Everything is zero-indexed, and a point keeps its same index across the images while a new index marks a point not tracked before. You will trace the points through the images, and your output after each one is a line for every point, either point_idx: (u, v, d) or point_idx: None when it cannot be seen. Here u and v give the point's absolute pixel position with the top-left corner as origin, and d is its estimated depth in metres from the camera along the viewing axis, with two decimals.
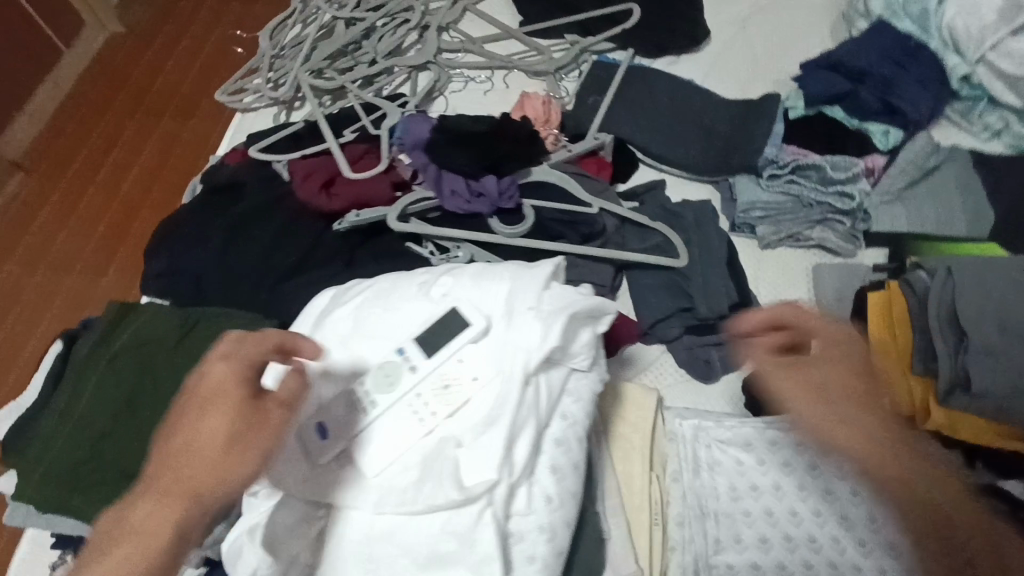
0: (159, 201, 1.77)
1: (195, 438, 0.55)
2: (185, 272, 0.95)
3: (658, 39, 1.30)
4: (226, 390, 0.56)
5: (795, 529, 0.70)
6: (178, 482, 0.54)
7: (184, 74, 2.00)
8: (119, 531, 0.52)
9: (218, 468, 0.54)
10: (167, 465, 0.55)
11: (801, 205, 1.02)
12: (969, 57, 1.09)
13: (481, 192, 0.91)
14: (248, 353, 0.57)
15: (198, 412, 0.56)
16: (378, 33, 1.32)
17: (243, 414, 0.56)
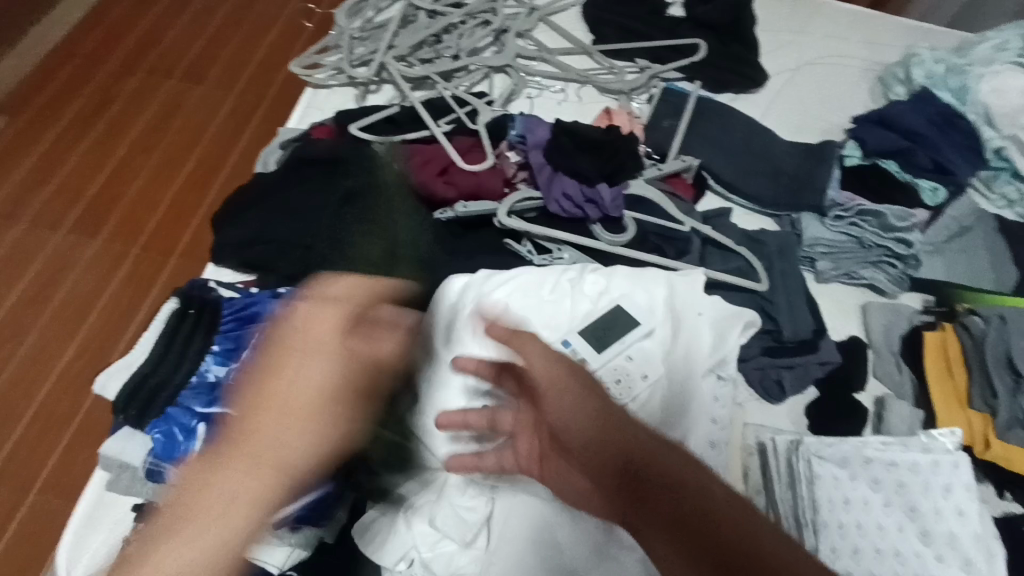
0: (166, 162, 1.68)
1: (286, 393, 0.59)
2: (277, 244, 0.92)
3: (722, 76, 1.38)
4: (329, 335, 0.61)
5: (883, 542, 0.74)
6: (273, 423, 0.57)
7: (208, 40, 1.92)
8: (207, 484, 0.54)
9: (315, 416, 0.59)
10: (255, 418, 0.58)
11: (860, 246, 1.10)
12: (1002, 132, 1.24)
13: (592, 199, 0.93)
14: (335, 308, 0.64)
15: (293, 357, 0.60)
16: (458, 30, 1.33)
17: (341, 364, 0.61)
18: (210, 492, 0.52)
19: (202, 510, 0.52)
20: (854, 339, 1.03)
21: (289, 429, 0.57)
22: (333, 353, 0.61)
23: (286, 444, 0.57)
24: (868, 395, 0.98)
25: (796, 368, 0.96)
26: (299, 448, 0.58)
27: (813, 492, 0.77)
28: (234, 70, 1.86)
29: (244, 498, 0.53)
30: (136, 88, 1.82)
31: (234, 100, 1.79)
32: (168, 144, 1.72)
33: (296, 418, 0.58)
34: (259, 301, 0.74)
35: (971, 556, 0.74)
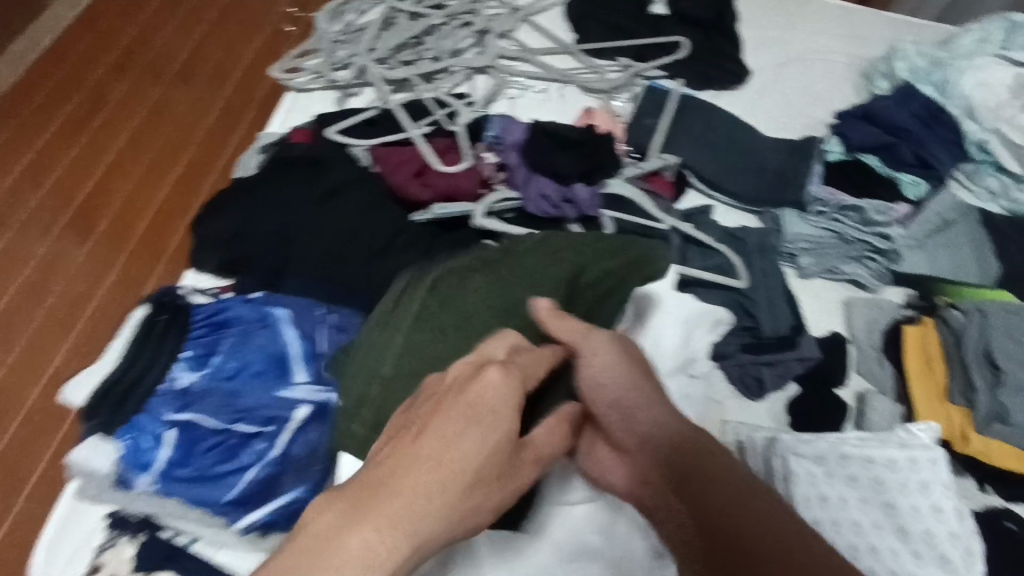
0: (153, 167, 1.68)
1: (453, 460, 0.53)
2: (254, 247, 0.91)
3: (706, 73, 1.38)
4: (511, 404, 0.57)
5: (859, 540, 0.74)
6: (431, 479, 0.51)
7: (195, 46, 1.93)
8: (345, 528, 0.47)
9: (469, 496, 0.53)
10: (395, 467, 0.51)
11: (842, 242, 1.10)
12: (985, 125, 1.23)
13: (569, 199, 0.94)
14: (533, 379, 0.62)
15: (457, 417, 0.55)
16: (439, 31, 1.33)
17: (512, 442, 0.56)
18: (343, 546, 0.46)
19: (332, 569, 0.45)
20: (835, 334, 1.02)
21: (443, 493, 0.51)
22: (508, 426, 0.56)
23: (433, 510, 0.50)
24: (849, 391, 0.98)
25: (776, 365, 0.96)
26: (445, 522, 0.51)
27: (789, 490, 0.77)
28: (220, 75, 1.85)
29: (379, 565, 0.47)
30: (124, 94, 1.82)
31: (220, 104, 1.80)
32: (155, 149, 1.71)
33: (451, 479, 0.52)
34: (232, 308, 0.76)
35: (947, 553, 0.74)
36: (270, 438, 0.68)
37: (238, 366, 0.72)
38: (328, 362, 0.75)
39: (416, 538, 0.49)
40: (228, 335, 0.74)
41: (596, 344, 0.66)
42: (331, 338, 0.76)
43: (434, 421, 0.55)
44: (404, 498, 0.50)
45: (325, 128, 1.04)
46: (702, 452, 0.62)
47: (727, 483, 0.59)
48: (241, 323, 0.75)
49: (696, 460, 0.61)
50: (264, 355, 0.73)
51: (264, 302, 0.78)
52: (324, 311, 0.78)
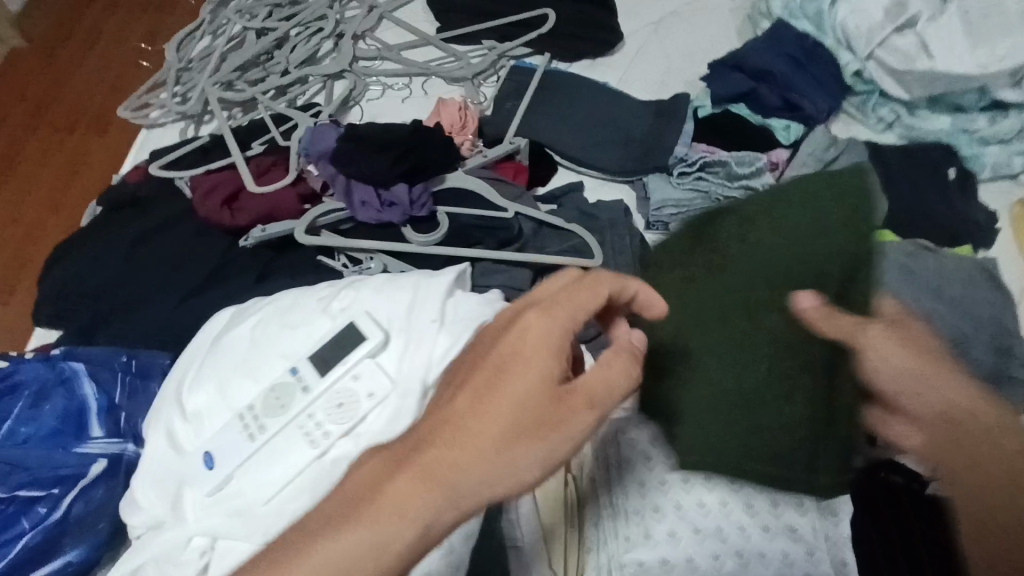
0: (47, 203, 1.55)
1: (489, 410, 0.51)
2: (66, 296, 0.87)
3: (574, 44, 1.32)
4: (543, 348, 0.52)
5: (705, 521, 0.71)
6: (465, 432, 0.50)
7: (61, 69, 1.76)
8: (389, 473, 0.49)
9: (509, 449, 0.50)
10: (444, 414, 0.52)
11: (710, 201, 1.05)
12: (859, 54, 1.16)
13: (393, 201, 0.90)
14: (585, 303, 0.54)
15: (493, 367, 0.53)
16: (291, 43, 1.29)
17: (550, 388, 0.52)
18: (385, 494, 0.48)
19: (367, 513, 0.48)
20: None
21: (479, 448, 0.50)
22: (543, 370, 0.52)
23: (474, 465, 0.49)
24: None
25: None
26: (489, 478, 0.49)
27: (640, 475, 0.74)
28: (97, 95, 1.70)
29: (413, 510, 0.48)
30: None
31: (98, 124, 1.65)
32: (48, 184, 1.58)
33: (485, 433, 0.50)
34: (26, 369, 0.74)
35: (793, 522, 0.72)
36: (55, 501, 0.66)
37: (33, 430, 0.71)
38: (126, 413, 0.74)
39: (450, 492, 0.49)
40: (21, 398, 0.73)
41: (874, 337, 0.56)
42: (129, 387, 0.75)
43: (482, 366, 0.53)
44: (440, 446, 0.50)
45: (148, 165, 0.99)
46: (991, 429, 0.55)
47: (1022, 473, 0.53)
48: (35, 384, 0.73)
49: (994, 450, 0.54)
50: (60, 413, 0.72)
51: (65, 357, 0.76)
52: (125, 358, 0.77)
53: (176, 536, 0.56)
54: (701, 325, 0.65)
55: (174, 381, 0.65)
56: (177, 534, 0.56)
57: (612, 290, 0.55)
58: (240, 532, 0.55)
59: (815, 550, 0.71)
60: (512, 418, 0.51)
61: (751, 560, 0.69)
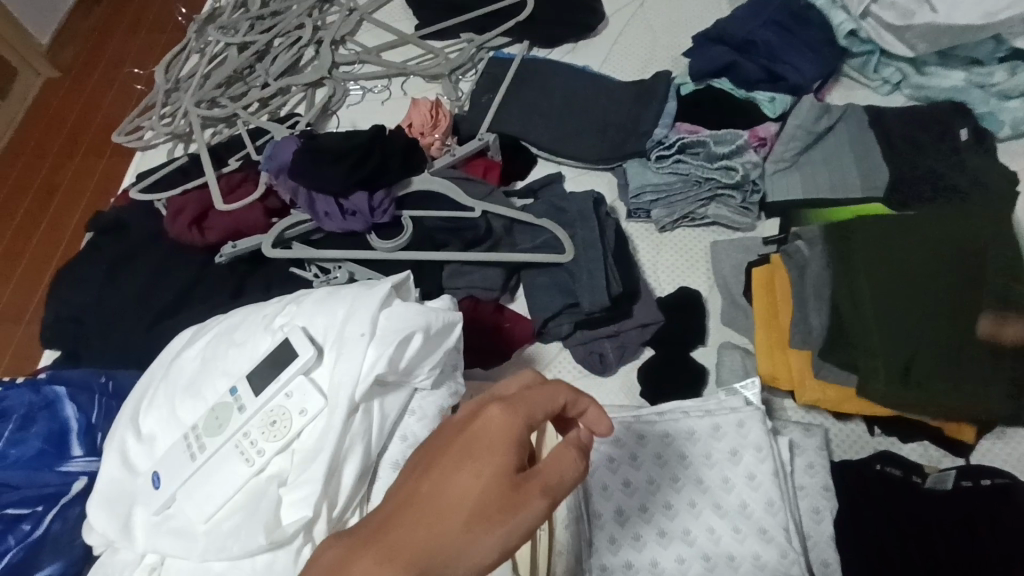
0: (60, 210, 1.56)
1: (452, 493, 0.46)
2: (55, 321, 0.91)
3: (553, 28, 1.28)
4: (505, 438, 0.48)
5: (670, 523, 0.67)
6: (429, 512, 0.45)
7: (65, 80, 1.76)
8: (352, 557, 0.43)
9: (468, 538, 0.44)
10: (409, 498, 0.46)
11: (690, 184, 0.99)
12: (854, 13, 1.07)
13: (354, 210, 0.90)
14: (537, 402, 0.51)
15: (451, 456, 0.48)
16: (271, 54, 1.30)
17: (509, 479, 0.47)
18: None
19: None
20: (686, 289, 0.94)
21: (444, 531, 0.44)
22: (502, 460, 0.47)
23: (431, 554, 0.43)
24: (707, 350, 0.90)
25: (617, 336, 0.90)
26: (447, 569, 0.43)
27: (601, 478, 0.69)
28: (105, 103, 1.70)
29: None
30: (13, 144, 1.68)
31: (107, 130, 1.65)
32: (62, 192, 1.58)
33: (449, 514, 0.45)
34: (14, 394, 0.77)
35: (766, 523, 0.66)
36: (38, 518, 0.70)
37: (20, 452, 0.74)
38: (103, 432, 0.76)
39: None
40: (8, 422, 0.75)
41: None
42: (107, 407, 0.78)
43: (442, 454, 0.49)
44: (406, 530, 0.44)
45: (131, 188, 1.03)
46: None
47: None
48: (21, 408, 0.76)
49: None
50: (44, 435, 0.75)
51: (48, 381, 0.79)
52: (103, 379, 0.80)
53: (128, 557, 0.58)
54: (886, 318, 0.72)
55: (132, 404, 0.66)
56: (128, 554, 0.58)
57: (570, 396, 0.53)
58: (183, 547, 0.55)
59: (790, 552, 0.65)
60: (474, 502, 0.46)
61: (719, 564, 0.65)
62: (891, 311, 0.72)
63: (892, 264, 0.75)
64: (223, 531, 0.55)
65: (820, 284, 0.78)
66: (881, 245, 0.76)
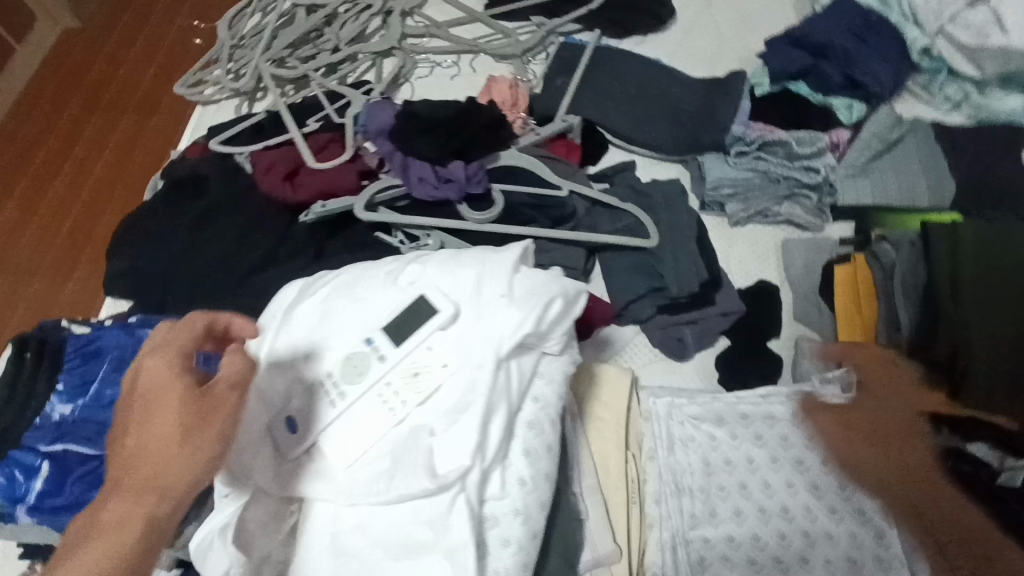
0: (83, 161, 1.52)
1: (146, 436, 0.49)
2: (140, 272, 0.91)
3: (624, 19, 1.29)
4: (167, 376, 0.51)
5: (769, 500, 0.71)
6: (138, 462, 0.48)
7: (97, 31, 1.72)
8: (88, 536, 0.46)
9: (170, 458, 0.48)
10: (117, 468, 0.49)
11: (768, 181, 1.03)
12: (929, 30, 1.11)
13: (449, 178, 0.90)
14: (182, 338, 0.53)
15: (132, 416, 0.50)
16: (340, 19, 1.29)
17: (189, 400, 0.50)
18: (94, 542, 0.46)
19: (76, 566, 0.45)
20: (763, 282, 0.97)
21: (156, 469, 0.48)
22: (175, 389, 0.50)
23: (159, 492, 0.47)
24: (782, 342, 0.94)
25: (698, 323, 0.93)
26: (177, 488, 0.47)
27: (705, 454, 0.76)
28: (141, 58, 1.66)
29: (128, 530, 0.46)
30: (40, 91, 1.64)
31: (143, 84, 1.62)
32: (85, 145, 1.54)
33: (153, 452, 0.48)
34: (110, 336, 0.77)
35: (863, 505, 0.70)
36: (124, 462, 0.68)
37: (116, 394, 0.73)
38: None
39: (154, 509, 0.47)
40: (105, 363, 0.75)
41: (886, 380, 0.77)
42: None
43: (124, 418, 0.51)
44: (123, 490, 0.47)
45: (209, 141, 1.02)
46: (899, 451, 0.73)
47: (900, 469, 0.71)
48: (120, 349, 0.76)
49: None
50: None
51: (141, 325, 0.79)
52: None
53: (267, 498, 0.59)
54: (986, 320, 0.74)
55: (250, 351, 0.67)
56: (269, 497, 0.58)
57: (207, 318, 0.55)
58: (330, 488, 0.56)
59: (886, 533, 0.69)
60: (162, 432, 0.49)
61: (817, 541, 0.69)
62: (988, 314, 0.74)
63: (989, 275, 0.77)
64: (379, 474, 0.57)
65: (909, 284, 0.82)
66: (978, 253, 0.78)
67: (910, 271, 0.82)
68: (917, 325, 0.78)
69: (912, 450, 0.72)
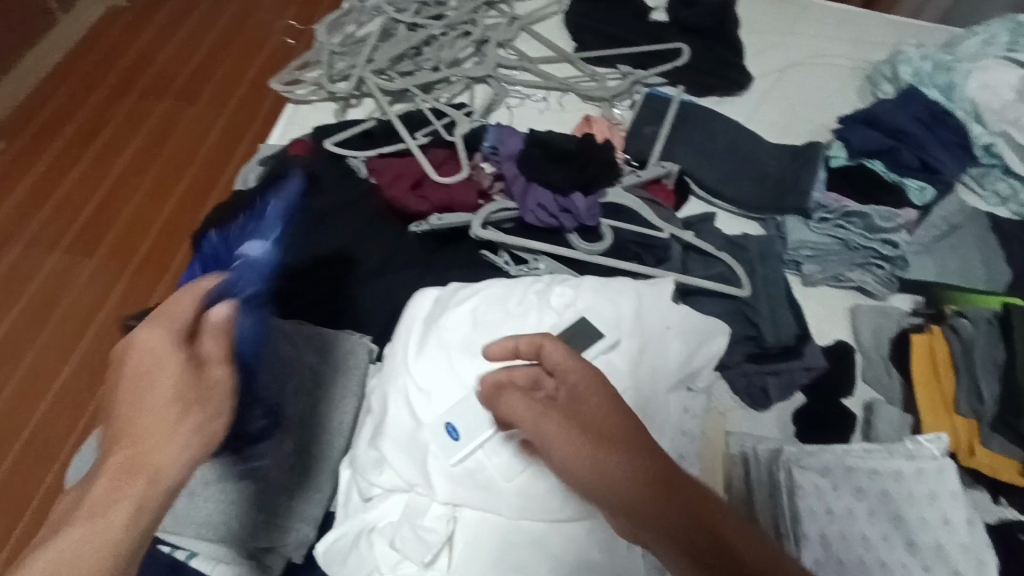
0: (147, 149, 1.55)
1: (143, 406, 0.48)
2: None
3: (705, 80, 1.36)
4: (162, 349, 0.51)
5: (869, 552, 0.73)
6: (133, 433, 0.47)
7: (184, 30, 1.79)
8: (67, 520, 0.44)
9: (172, 428, 0.48)
10: (110, 442, 0.48)
11: (847, 249, 1.08)
12: (990, 128, 1.21)
13: (568, 208, 0.94)
14: (179, 314, 0.53)
15: (124, 390, 0.49)
16: (438, 42, 1.33)
17: (190, 371, 0.51)
18: (76, 524, 0.43)
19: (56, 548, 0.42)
20: (842, 343, 1.01)
21: (155, 435, 0.47)
22: (176, 364, 0.50)
23: (149, 452, 0.47)
24: (855, 400, 0.97)
25: (782, 374, 0.94)
26: (168, 455, 0.47)
27: (808, 502, 0.76)
28: (223, 57, 1.72)
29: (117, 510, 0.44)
30: (118, 80, 1.69)
31: (221, 83, 1.67)
32: (152, 135, 1.58)
33: (149, 425, 0.48)
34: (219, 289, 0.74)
35: (958, 565, 0.71)
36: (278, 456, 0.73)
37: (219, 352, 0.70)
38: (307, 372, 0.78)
39: (150, 482, 0.46)
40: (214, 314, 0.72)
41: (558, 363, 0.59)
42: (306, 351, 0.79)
43: (114, 390, 0.50)
44: (112, 456, 0.46)
45: (323, 140, 1.04)
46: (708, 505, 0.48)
47: (726, 520, 0.47)
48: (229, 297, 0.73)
49: (674, 475, 0.50)
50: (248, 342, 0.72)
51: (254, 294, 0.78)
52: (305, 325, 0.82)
53: (422, 503, 0.61)
54: None
55: (399, 353, 0.70)
56: (428, 502, 0.61)
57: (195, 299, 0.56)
58: (492, 500, 0.60)
59: None
60: (162, 406, 0.49)
61: None
62: None
63: None
64: (537, 492, 0.60)
65: (997, 362, 0.88)
66: None
67: (990, 348, 0.90)
68: (1000, 399, 0.86)
69: (635, 453, 0.52)
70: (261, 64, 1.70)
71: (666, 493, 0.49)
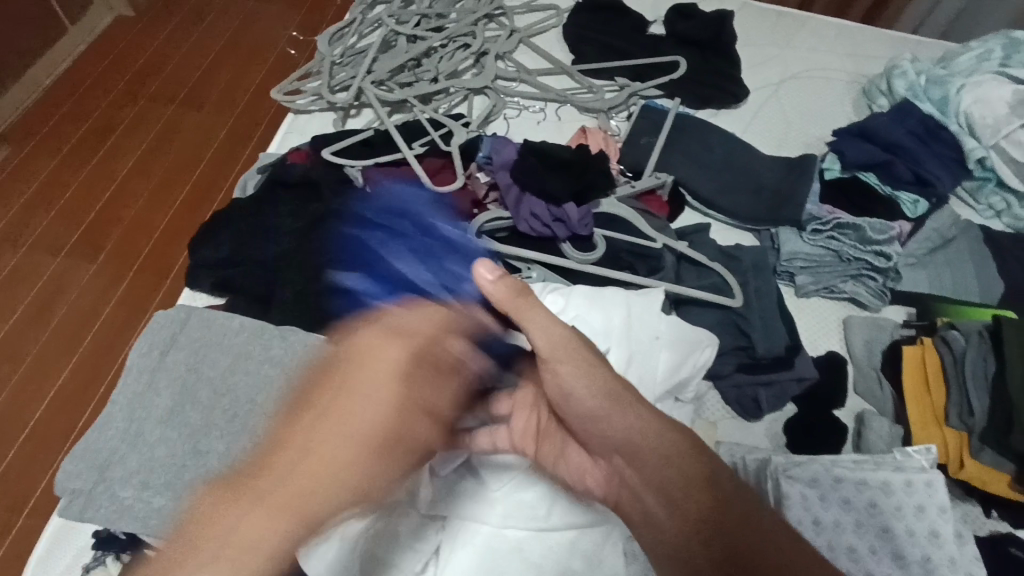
0: (149, 156, 1.57)
1: (348, 430, 0.61)
2: (243, 268, 0.94)
3: (702, 92, 1.38)
4: (390, 378, 0.64)
5: (855, 564, 0.73)
6: (324, 453, 0.59)
7: (189, 40, 1.82)
8: (240, 505, 0.54)
9: (355, 464, 0.60)
10: (310, 443, 0.60)
11: (840, 260, 1.09)
12: (984, 142, 1.21)
13: (560, 217, 0.95)
14: (401, 347, 0.66)
15: (337, 403, 0.63)
16: (438, 54, 1.35)
17: (399, 417, 0.64)
18: (223, 518, 0.53)
19: (214, 542, 0.51)
20: (832, 353, 1.02)
21: (344, 459, 0.60)
22: (388, 402, 0.63)
23: (325, 482, 0.58)
24: (845, 412, 0.97)
25: (773, 385, 0.94)
26: (336, 490, 0.58)
27: (793, 512, 0.76)
28: (227, 67, 1.75)
29: (282, 516, 0.54)
30: (123, 87, 1.72)
31: (225, 91, 1.70)
32: (154, 142, 1.60)
33: (338, 451, 0.59)
34: None
35: None
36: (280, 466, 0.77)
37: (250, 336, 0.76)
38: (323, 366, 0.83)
39: (316, 504, 0.56)
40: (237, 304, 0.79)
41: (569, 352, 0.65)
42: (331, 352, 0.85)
43: (330, 401, 0.63)
44: (306, 461, 0.58)
45: (321, 149, 1.06)
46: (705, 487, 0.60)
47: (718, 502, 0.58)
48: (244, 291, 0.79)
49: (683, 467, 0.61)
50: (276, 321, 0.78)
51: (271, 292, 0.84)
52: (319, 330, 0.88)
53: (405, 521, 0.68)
54: None
55: None
56: (410, 520, 0.68)
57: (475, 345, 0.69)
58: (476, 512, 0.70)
59: None
60: (360, 437, 0.61)
61: None
62: None
63: None
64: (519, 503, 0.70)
65: (986, 375, 0.89)
66: None
67: (980, 360, 0.90)
68: (989, 411, 0.85)
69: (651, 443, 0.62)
70: (265, 75, 1.73)
71: (683, 485, 0.60)
